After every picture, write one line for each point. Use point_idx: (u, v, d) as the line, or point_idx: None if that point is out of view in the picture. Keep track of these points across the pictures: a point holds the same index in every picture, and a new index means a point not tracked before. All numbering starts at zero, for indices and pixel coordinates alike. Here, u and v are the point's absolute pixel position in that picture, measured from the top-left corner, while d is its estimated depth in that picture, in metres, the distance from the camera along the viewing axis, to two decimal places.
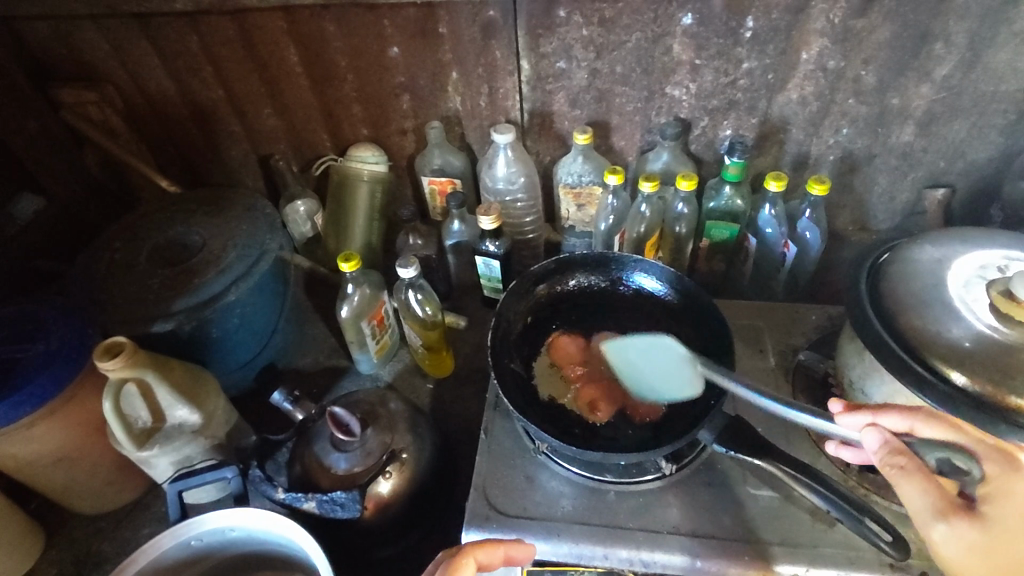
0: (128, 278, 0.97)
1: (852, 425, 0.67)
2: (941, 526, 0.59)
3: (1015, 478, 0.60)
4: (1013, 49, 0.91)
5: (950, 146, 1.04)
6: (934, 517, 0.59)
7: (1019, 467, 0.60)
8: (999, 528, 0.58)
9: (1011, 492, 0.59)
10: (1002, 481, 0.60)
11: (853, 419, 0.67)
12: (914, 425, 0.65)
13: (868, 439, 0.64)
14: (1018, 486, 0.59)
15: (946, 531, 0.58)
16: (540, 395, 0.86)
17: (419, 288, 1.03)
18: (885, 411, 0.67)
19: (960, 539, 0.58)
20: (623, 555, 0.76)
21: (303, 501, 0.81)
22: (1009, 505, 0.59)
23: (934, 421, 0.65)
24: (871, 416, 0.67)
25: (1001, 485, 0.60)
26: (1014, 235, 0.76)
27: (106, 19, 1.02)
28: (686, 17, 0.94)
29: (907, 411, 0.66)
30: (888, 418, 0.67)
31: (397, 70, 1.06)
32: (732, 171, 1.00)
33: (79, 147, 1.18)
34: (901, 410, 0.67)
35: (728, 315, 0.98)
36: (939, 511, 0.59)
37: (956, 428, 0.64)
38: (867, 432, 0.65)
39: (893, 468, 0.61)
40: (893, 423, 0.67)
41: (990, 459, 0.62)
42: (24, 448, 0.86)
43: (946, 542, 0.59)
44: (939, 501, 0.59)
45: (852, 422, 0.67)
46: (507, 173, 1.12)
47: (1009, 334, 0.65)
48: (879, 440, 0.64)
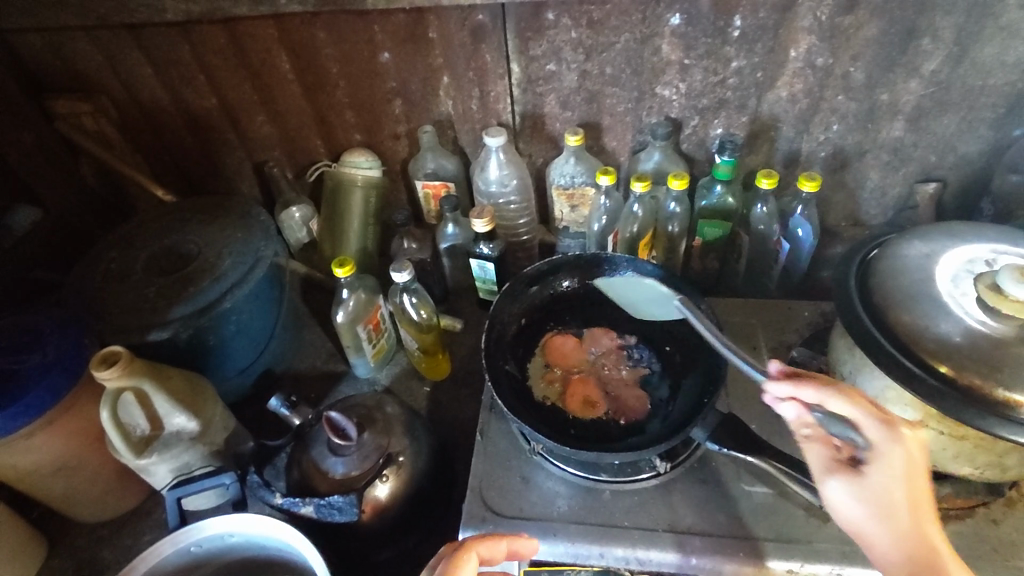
0: (124, 287, 0.98)
1: (778, 394, 0.65)
2: (833, 482, 0.60)
3: (894, 447, 0.57)
4: (1000, 43, 0.91)
5: (940, 140, 1.04)
6: (826, 475, 0.61)
7: (903, 436, 0.58)
8: (876, 486, 0.58)
9: (888, 460, 0.57)
10: (879, 447, 0.58)
11: (779, 387, 0.64)
12: (823, 398, 0.61)
13: (787, 411, 0.65)
14: (899, 454, 0.57)
15: (836, 489, 0.60)
16: (535, 395, 0.86)
17: (415, 291, 1.04)
18: (801, 383, 0.63)
19: (844, 494, 0.60)
20: (619, 554, 0.76)
21: (301, 506, 0.82)
22: (885, 470, 0.57)
23: (840, 393, 0.60)
24: (792, 386, 0.64)
25: (880, 453, 0.58)
26: (1002, 229, 0.76)
27: (98, 31, 1.02)
28: (674, 17, 0.94)
29: (820, 384, 0.61)
30: (803, 391, 0.63)
31: (389, 75, 1.07)
32: (722, 170, 1.01)
33: (75, 158, 1.18)
34: (814, 383, 0.62)
35: (721, 313, 0.99)
36: (829, 468, 0.61)
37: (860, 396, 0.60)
38: (785, 404, 0.65)
39: (804, 436, 0.64)
40: (808, 396, 0.62)
41: (873, 426, 0.58)
42: (24, 458, 0.87)
43: (835, 498, 0.60)
44: (832, 459, 0.61)
45: (777, 392, 0.65)
46: (500, 176, 1.12)
47: (998, 327, 0.65)
48: (795, 413, 0.64)
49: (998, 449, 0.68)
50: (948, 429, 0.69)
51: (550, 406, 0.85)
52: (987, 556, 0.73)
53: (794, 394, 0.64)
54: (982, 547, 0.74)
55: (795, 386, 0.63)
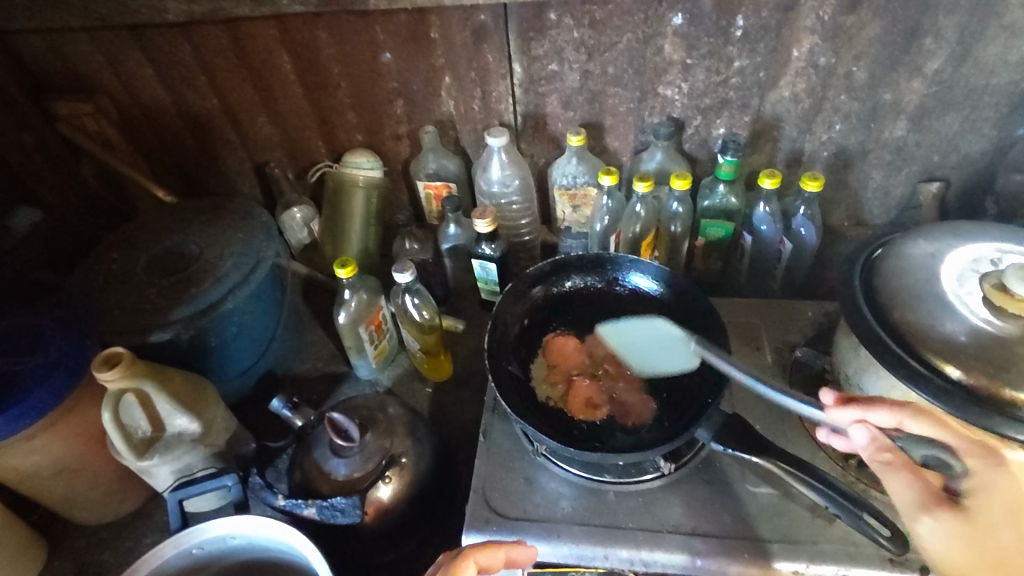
0: (126, 288, 0.98)
1: (842, 419, 0.65)
2: (929, 518, 0.59)
3: (1001, 473, 0.59)
4: (1003, 43, 0.91)
5: (943, 140, 1.04)
6: (921, 510, 0.59)
7: (1004, 464, 0.60)
8: (981, 520, 0.58)
9: (995, 488, 0.59)
10: (985, 476, 0.59)
11: (843, 413, 0.65)
12: (904, 421, 0.63)
13: (857, 436, 0.64)
14: (1011, 483, 0.58)
15: (932, 525, 0.58)
16: (538, 396, 0.86)
17: (417, 292, 1.03)
18: (874, 407, 0.64)
19: (944, 531, 0.58)
20: (624, 555, 0.76)
21: (303, 508, 0.81)
22: (993, 499, 0.58)
23: (920, 413, 0.63)
24: (861, 411, 0.65)
25: (987, 482, 0.59)
26: (1007, 228, 0.76)
27: (99, 31, 1.02)
28: (676, 17, 0.94)
29: (895, 406, 0.64)
30: (877, 414, 0.64)
31: (391, 76, 1.06)
32: (725, 170, 1.01)
33: (76, 159, 1.18)
34: (890, 406, 0.64)
35: (724, 313, 0.99)
36: (925, 503, 0.59)
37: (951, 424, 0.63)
38: (855, 428, 0.64)
39: (884, 466, 0.62)
40: (882, 420, 0.64)
41: (975, 454, 0.61)
42: (25, 460, 0.86)
43: (932, 535, 0.58)
44: (925, 493, 0.59)
45: (844, 417, 0.65)
46: (501, 176, 1.12)
47: (1004, 326, 0.65)
48: (868, 437, 0.64)
49: None
50: None
51: (552, 407, 0.85)
52: None
53: (862, 419, 0.65)
54: None
55: (864, 411, 0.65)
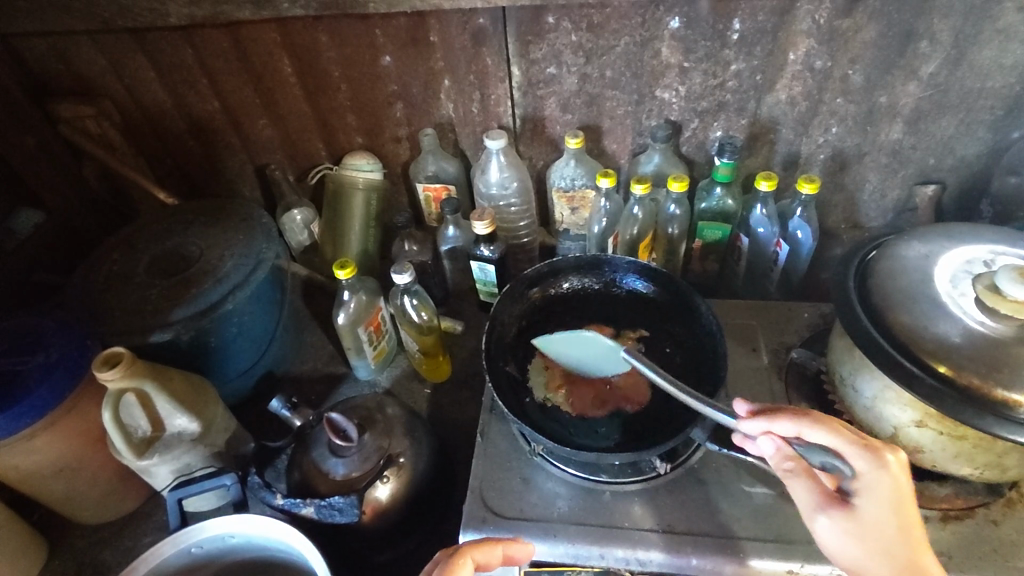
0: (127, 289, 0.99)
1: (750, 430, 0.66)
2: (823, 519, 0.61)
3: (882, 475, 0.59)
4: (998, 46, 0.92)
5: (939, 143, 1.05)
6: (815, 511, 0.61)
7: (886, 463, 0.59)
8: (869, 520, 0.59)
9: (879, 488, 0.59)
10: (871, 477, 0.59)
11: (751, 425, 0.66)
12: (801, 429, 0.63)
13: (765, 446, 0.66)
14: (891, 483, 0.58)
15: (827, 525, 0.61)
16: (535, 396, 0.87)
17: (416, 293, 1.04)
18: (777, 417, 0.65)
19: (837, 530, 0.60)
20: (620, 554, 0.76)
21: (302, 507, 0.82)
22: (877, 500, 0.59)
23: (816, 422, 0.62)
24: (766, 422, 0.65)
25: (871, 482, 0.59)
26: (1001, 230, 0.77)
27: (101, 35, 1.03)
28: (674, 20, 0.95)
29: (793, 415, 0.64)
30: (779, 424, 0.65)
31: (390, 79, 1.07)
32: (721, 172, 1.01)
33: (78, 160, 1.19)
34: (790, 415, 0.64)
35: (721, 314, 0.99)
36: (821, 506, 0.61)
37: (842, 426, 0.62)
38: (762, 440, 0.65)
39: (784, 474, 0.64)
40: (785, 430, 0.64)
41: (861, 456, 0.60)
42: (26, 458, 0.87)
43: (826, 533, 0.61)
44: (821, 497, 0.61)
45: (751, 428, 0.66)
46: (500, 178, 1.12)
47: (996, 328, 0.65)
48: (773, 447, 0.65)
49: (998, 449, 0.68)
50: (947, 429, 0.69)
51: (552, 407, 0.85)
52: (988, 557, 0.73)
53: (768, 429, 0.65)
54: (982, 547, 0.74)
55: (767, 421, 0.65)
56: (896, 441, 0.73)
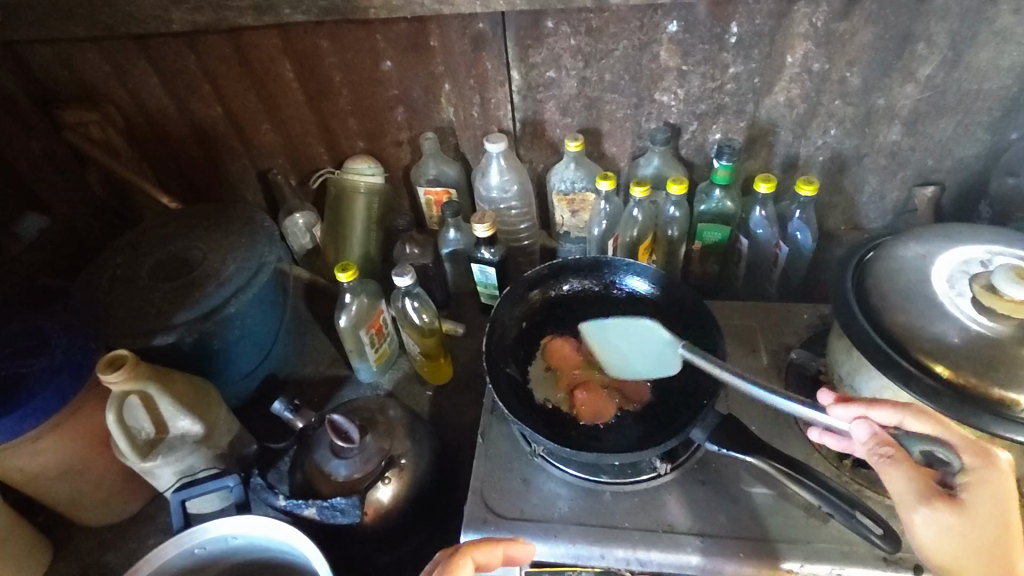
0: (130, 293, 0.99)
1: (843, 417, 0.67)
2: (925, 510, 0.58)
3: (993, 471, 0.58)
4: (995, 48, 0.92)
5: (938, 145, 1.05)
6: (917, 502, 0.58)
7: (995, 462, 0.59)
8: (977, 517, 0.57)
9: (988, 485, 0.58)
10: (978, 473, 0.59)
11: (845, 410, 0.67)
12: (905, 418, 0.64)
13: (859, 432, 0.64)
14: (1003, 482, 0.58)
15: (929, 517, 0.58)
16: (535, 399, 0.87)
17: (417, 295, 1.05)
18: (877, 405, 0.66)
19: (938, 524, 0.57)
20: (620, 555, 0.77)
21: (304, 508, 0.83)
22: (984, 497, 0.58)
23: (922, 413, 0.63)
24: (863, 408, 0.66)
25: (981, 477, 0.58)
26: (998, 230, 0.77)
27: (106, 41, 1.04)
28: (672, 24, 0.96)
29: (898, 404, 0.65)
30: (878, 411, 0.65)
31: (391, 83, 1.08)
32: (721, 174, 1.02)
33: (82, 166, 1.20)
34: (892, 404, 0.65)
35: (721, 316, 1.00)
36: (923, 496, 0.58)
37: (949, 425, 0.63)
38: (857, 424, 0.64)
39: (882, 461, 0.61)
40: (885, 417, 0.65)
41: (969, 451, 0.60)
42: (31, 461, 0.88)
43: (927, 527, 0.58)
44: (924, 487, 0.58)
45: (843, 414, 0.67)
46: (500, 182, 1.13)
47: (994, 327, 0.66)
48: (868, 432, 0.63)
49: (996, 448, 0.69)
50: None
51: (550, 408, 0.86)
52: None
53: (865, 415, 0.66)
54: None
55: (865, 407, 0.66)
56: None
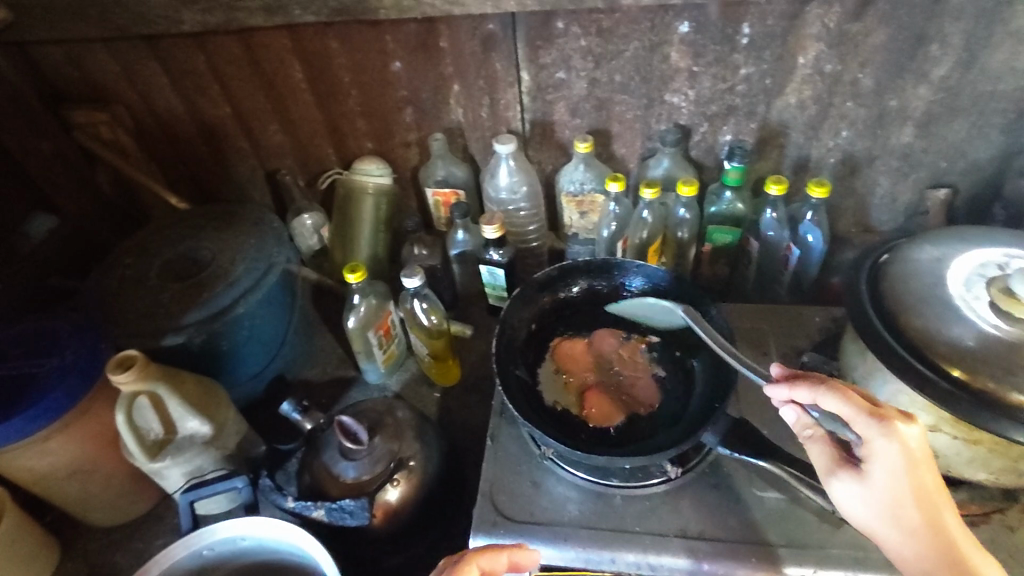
0: (139, 293, 0.99)
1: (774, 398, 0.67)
2: (835, 483, 0.63)
3: (888, 442, 0.59)
4: (1010, 49, 0.91)
5: (951, 146, 1.04)
6: (829, 476, 0.64)
7: (895, 431, 0.59)
8: (878, 485, 0.60)
9: (885, 457, 0.59)
10: (874, 445, 0.60)
11: (777, 391, 0.66)
12: (816, 397, 0.63)
13: (788, 412, 0.68)
14: (899, 451, 0.58)
15: (839, 488, 0.63)
16: (545, 400, 0.87)
17: (425, 296, 1.04)
18: (797, 385, 0.64)
19: (849, 494, 0.62)
20: (631, 559, 0.76)
21: (312, 509, 0.82)
22: (883, 467, 0.59)
23: (831, 390, 0.61)
24: (787, 389, 0.65)
25: (875, 449, 0.60)
26: (1014, 233, 0.76)
27: (116, 42, 1.04)
28: (683, 25, 0.95)
29: (811, 384, 0.63)
30: (797, 393, 0.64)
31: (400, 84, 1.08)
32: (732, 176, 1.01)
33: (91, 166, 1.21)
34: (807, 384, 0.64)
35: (731, 318, 0.99)
36: (833, 468, 0.64)
37: (855, 394, 0.61)
38: (786, 407, 0.68)
39: (808, 436, 0.67)
40: (801, 398, 0.64)
41: (865, 425, 0.60)
42: (41, 461, 0.88)
43: (842, 496, 0.63)
44: (834, 459, 0.64)
45: (774, 393, 0.66)
46: (509, 182, 1.13)
47: (1011, 331, 0.65)
48: (795, 413, 0.67)
49: (1014, 454, 0.68)
50: (962, 433, 0.68)
51: (560, 410, 0.86)
52: (1003, 562, 0.73)
53: (790, 397, 0.65)
54: (998, 553, 0.73)
55: (788, 388, 0.65)
56: None
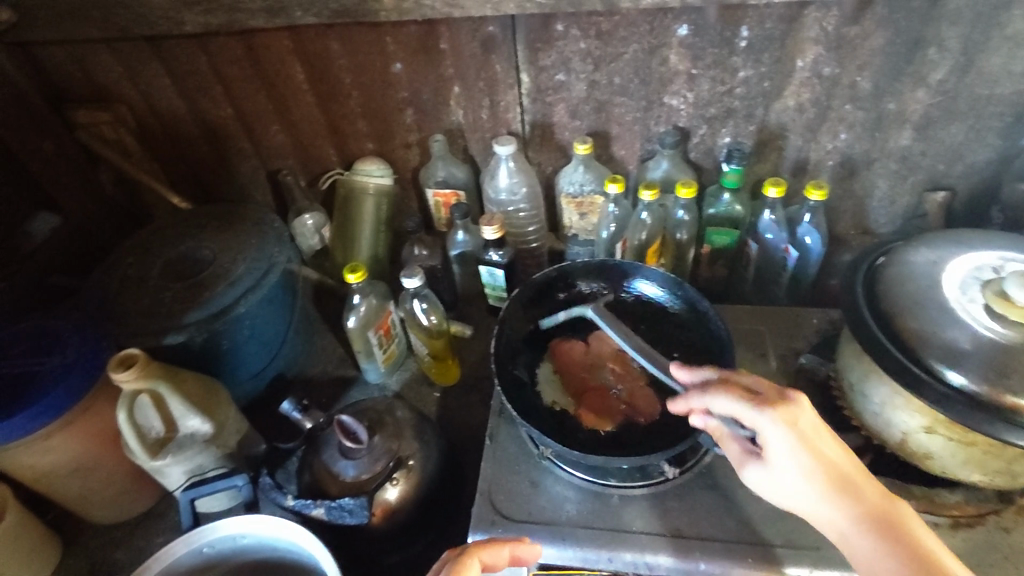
0: (141, 292, 1.00)
1: (681, 409, 0.70)
2: (750, 475, 0.67)
3: (772, 433, 0.62)
4: (1007, 53, 0.92)
5: (948, 149, 1.05)
6: (742, 469, 0.67)
7: (773, 418, 0.62)
8: (781, 470, 0.63)
9: (779, 445, 0.62)
10: (762, 437, 0.63)
11: (681, 403, 0.69)
12: (708, 401, 0.66)
13: (698, 418, 0.70)
14: (782, 438, 0.61)
15: (754, 478, 0.66)
16: (544, 400, 0.87)
17: (425, 297, 1.05)
18: (690, 395, 0.68)
19: (765, 483, 0.66)
20: (627, 558, 0.77)
21: (312, 507, 0.83)
22: (777, 456, 0.63)
23: (720, 391, 0.65)
24: (685, 401, 0.69)
25: (763, 440, 0.63)
26: (1009, 237, 0.77)
27: (119, 43, 1.05)
28: (682, 28, 0.96)
29: (704, 389, 0.67)
30: (696, 400, 0.68)
31: (401, 85, 1.08)
32: (730, 178, 1.02)
33: (94, 166, 1.22)
34: (701, 390, 0.67)
35: (729, 320, 1.00)
36: (742, 461, 0.67)
37: (738, 389, 0.65)
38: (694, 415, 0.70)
39: (719, 436, 0.70)
40: (699, 404, 0.67)
41: (750, 420, 0.63)
42: (42, 458, 0.88)
43: (760, 485, 0.66)
44: (743, 452, 0.68)
45: (679, 407, 0.69)
46: (509, 184, 1.14)
47: (1005, 334, 0.65)
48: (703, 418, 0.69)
49: (1008, 455, 0.68)
50: (956, 435, 0.69)
51: (558, 411, 0.86)
52: (998, 564, 0.73)
53: (693, 404, 0.68)
54: (993, 554, 0.74)
55: (688, 399, 0.68)
56: (904, 447, 0.73)
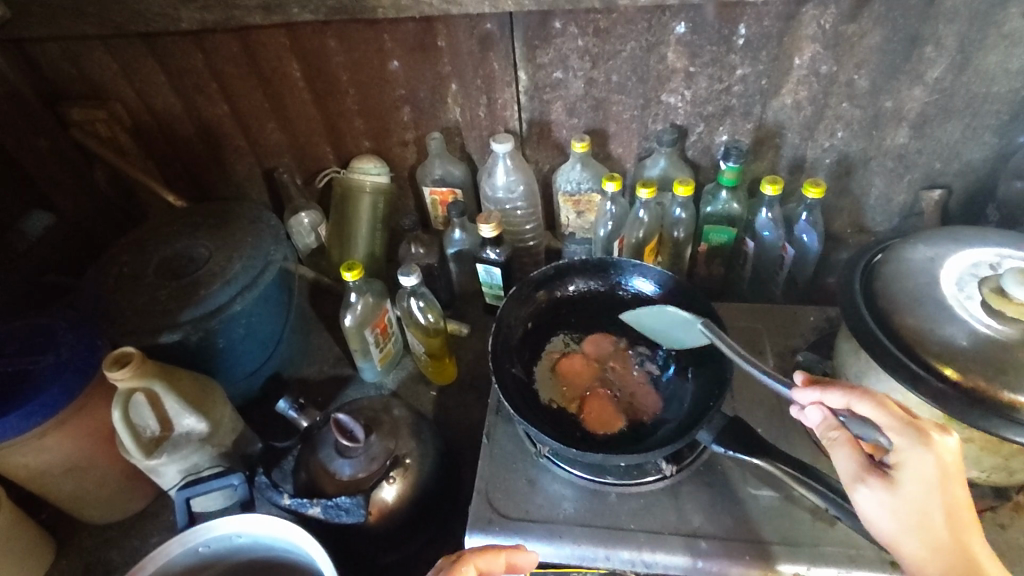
0: (136, 290, 0.99)
1: (803, 400, 0.66)
2: (863, 489, 0.61)
3: (925, 453, 0.57)
4: (1003, 51, 0.92)
5: (945, 148, 1.05)
6: (855, 482, 0.61)
7: (932, 442, 0.58)
8: (909, 494, 0.58)
9: (921, 469, 0.58)
10: (909, 454, 0.58)
11: (806, 394, 0.66)
12: (853, 403, 0.61)
13: (813, 415, 0.66)
14: (933, 462, 0.57)
15: (866, 496, 0.60)
16: (540, 399, 0.87)
17: (422, 295, 1.04)
18: (829, 388, 0.64)
19: (877, 503, 0.60)
20: (625, 556, 0.77)
21: (308, 506, 0.82)
22: (914, 477, 0.58)
23: (869, 396, 0.61)
24: (818, 392, 0.65)
25: (908, 458, 0.58)
26: (1006, 233, 0.77)
27: (114, 40, 1.04)
28: (679, 26, 0.96)
29: (847, 388, 0.63)
30: (831, 396, 0.64)
31: (398, 83, 1.08)
32: (727, 175, 1.02)
33: (88, 163, 1.21)
34: (843, 388, 0.63)
35: (726, 317, 0.99)
36: (859, 475, 0.61)
37: (893, 404, 0.60)
38: (811, 409, 0.66)
39: (829, 442, 0.64)
40: (835, 401, 0.63)
41: (904, 434, 0.59)
42: (36, 457, 0.88)
43: (867, 504, 0.61)
44: (861, 465, 0.62)
45: (806, 396, 0.66)
46: (506, 182, 1.13)
47: (1002, 330, 0.65)
48: (821, 416, 0.65)
49: (1005, 452, 0.68)
50: (954, 431, 0.69)
51: (556, 409, 0.86)
52: (996, 561, 0.73)
53: (820, 400, 0.65)
54: (990, 551, 0.74)
55: (821, 391, 0.65)
56: None
